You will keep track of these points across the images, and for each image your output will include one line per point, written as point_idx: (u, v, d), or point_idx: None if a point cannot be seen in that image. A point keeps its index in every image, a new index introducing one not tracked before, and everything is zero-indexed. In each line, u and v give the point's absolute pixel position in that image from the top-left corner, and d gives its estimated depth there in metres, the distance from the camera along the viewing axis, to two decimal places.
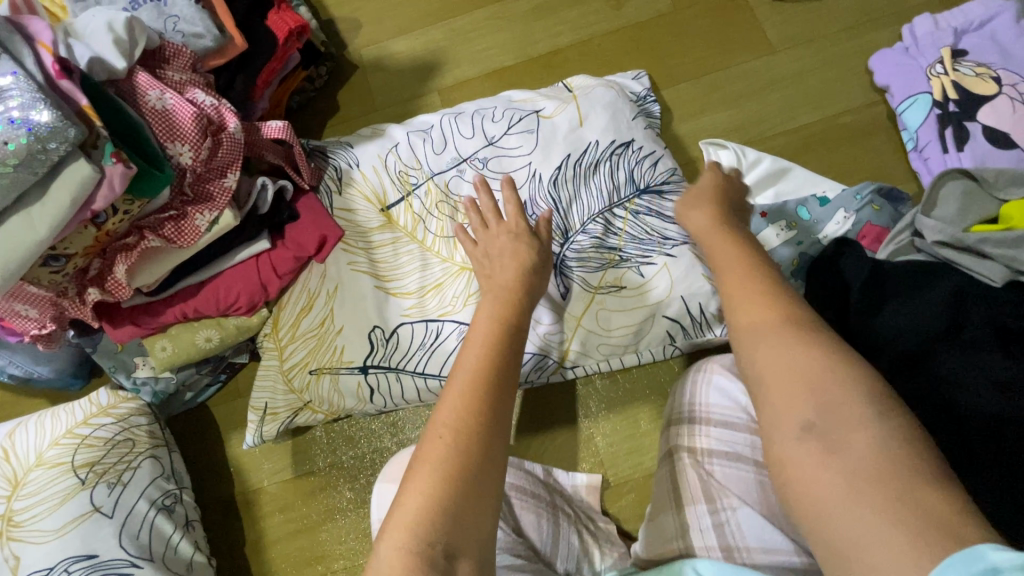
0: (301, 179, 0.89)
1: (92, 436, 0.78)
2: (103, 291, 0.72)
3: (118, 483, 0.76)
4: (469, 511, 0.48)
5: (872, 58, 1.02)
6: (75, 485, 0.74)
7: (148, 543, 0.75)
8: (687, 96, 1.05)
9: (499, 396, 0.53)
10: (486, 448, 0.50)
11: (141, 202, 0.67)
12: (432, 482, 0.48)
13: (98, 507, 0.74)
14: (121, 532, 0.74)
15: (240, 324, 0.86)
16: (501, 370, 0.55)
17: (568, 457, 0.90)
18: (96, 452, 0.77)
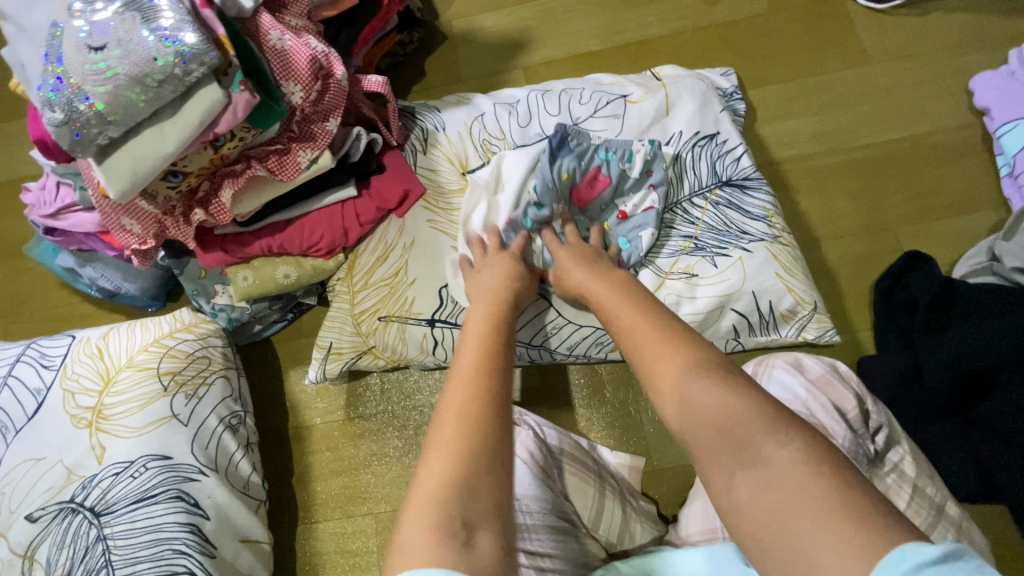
0: (389, 135, 0.92)
1: (176, 348, 0.83)
2: (207, 213, 0.77)
3: (194, 395, 0.81)
4: (483, 487, 0.45)
5: (973, 79, 0.99)
6: (158, 390, 0.80)
7: (214, 455, 0.79)
8: (773, 98, 1.05)
9: (497, 373, 0.56)
10: (495, 419, 0.50)
11: (256, 132, 0.72)
12: (448, 456, 0.46)
13: (176, 414, 0.79)
14: (192, 440, 0.78)
15: (317, 265, 0.90)
16: (496, 355, 0.58)
17: (612, 436, 0.92)
18: (178, 362, 0.82)
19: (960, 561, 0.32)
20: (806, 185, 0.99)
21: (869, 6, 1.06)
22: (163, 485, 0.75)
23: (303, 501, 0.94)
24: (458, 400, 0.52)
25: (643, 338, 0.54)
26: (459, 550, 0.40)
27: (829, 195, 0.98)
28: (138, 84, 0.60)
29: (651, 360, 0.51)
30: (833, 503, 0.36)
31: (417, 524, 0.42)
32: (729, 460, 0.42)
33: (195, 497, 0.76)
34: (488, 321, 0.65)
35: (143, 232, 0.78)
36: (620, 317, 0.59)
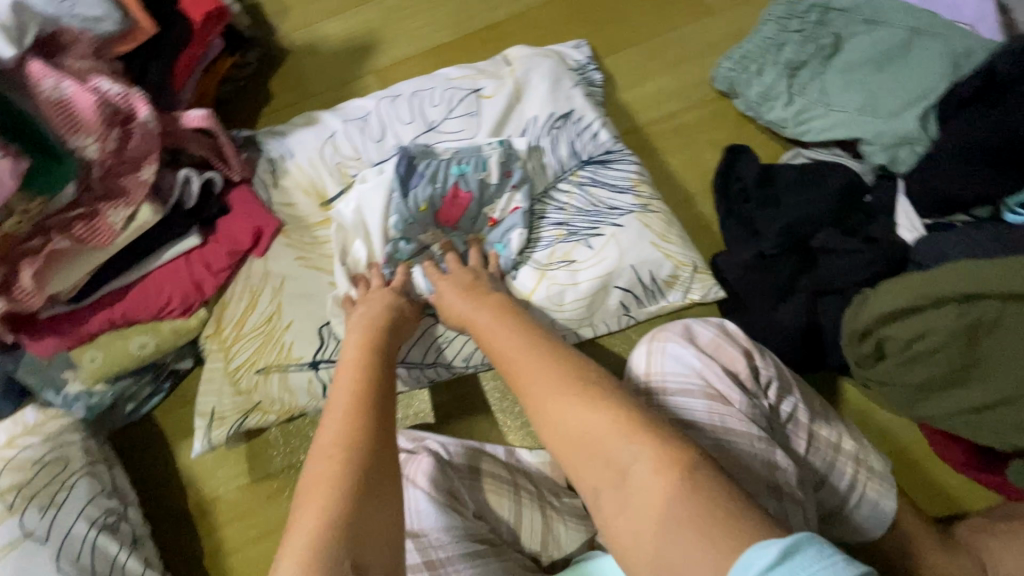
0: (230, 171, 0.84)
1: (17, 457, 0.74)
2: (9, 299, 0.65)
3: (51, 505, 0.72)
4: (366, 518, 0.47)
5: None
6: (0, 511, 0.70)
7: (90, 564, 0.71)
8: (629, 63, 1.04)
9: (381, 405, 0.57)
10: (378, 452, 0.52)
11: (42, 199, 0.63)
12: (326, 496, 0.47)
13: (29, 533, 0.70)
14: (58, 555, 0.70)
15: (177, 327, 0.80)
16: (376, 386, 0.60)
17: (533, 434, 0.89)
18: (22, 474, 0.73)
19: (799, 555, 0.36)
20: (674, 144, 0.99)
21: None
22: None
23: None
24: (341, 439, 0.52)
25: (524, 361, 0.59)
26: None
27: (698, 150, 0.99)
28: None
29: (531, 385, 0.56)
30: (686, 488, 0.43)
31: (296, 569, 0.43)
32: (594, 470, 0.50)
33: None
34: (369, 352, 0.66)
35: None
36: (500, 340, 0.64)
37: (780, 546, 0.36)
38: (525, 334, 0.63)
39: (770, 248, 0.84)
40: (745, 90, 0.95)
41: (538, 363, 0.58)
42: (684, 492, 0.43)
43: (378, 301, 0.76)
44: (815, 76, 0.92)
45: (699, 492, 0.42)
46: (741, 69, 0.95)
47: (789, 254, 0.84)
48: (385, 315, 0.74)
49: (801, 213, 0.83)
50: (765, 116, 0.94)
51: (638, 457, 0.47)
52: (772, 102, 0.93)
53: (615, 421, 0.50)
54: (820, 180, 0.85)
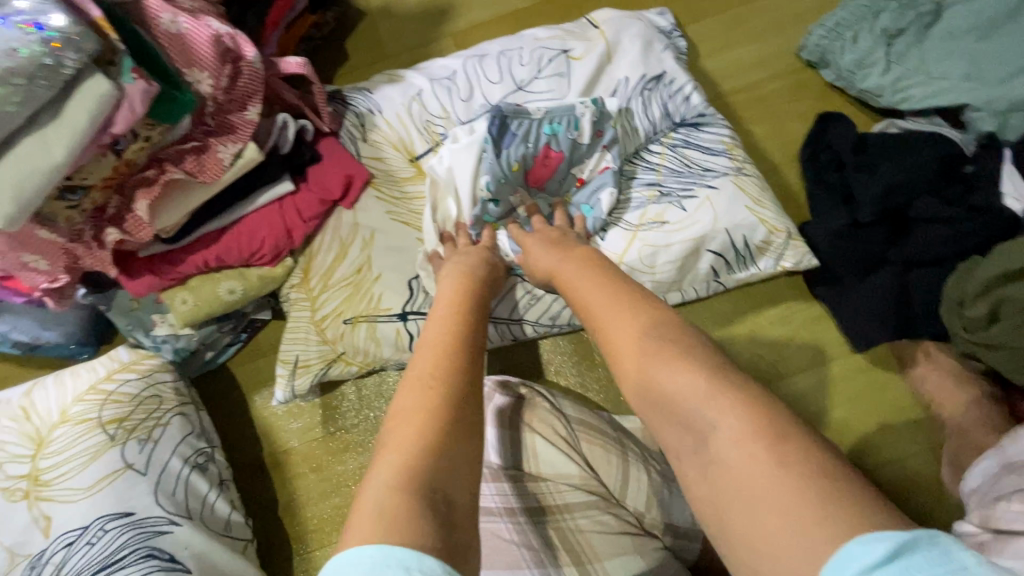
0: (321, 122, 0.83)
1: (118, 391, 0.74)
2: (123, 231, 0.67)
3: (148, 440, 0.72)
4: (452, 448, 0.45)
5: None
6: (104, 442, 0.70)
7: (184, 501, 0.70)
8: (711, 32, 1.02)
9: (465, 349, 0.54)
10: (465, 391, 0.49)
11: (162, 128, 0.63)
12: (418, 424, 0.46)
13: (131, 464, 0.70)
14: (156, 489, 0.69)
15: (263, 274, 0.81)
16: (461, 332, 0.57)
17: (611, 400, 0.88)
18: (123, 408, 0.73)
19: (916, 553, 0.31)
20: (758, 114, 0.97)
21: None
22: (129, 547, 0.65)
23: (295, 531, 0.86)
24: (424, 375, 0.50)
25: (612, 316, 0.53)
26: (431, 507, 0.40)
27: (781, 121, 0.97)
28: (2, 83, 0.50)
29: (620, 340, 0.51)
30: (773, 461, 0.38)
31: (384, 483, 0.42)
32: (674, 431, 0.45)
33: (170, 551, 0.66)
34: (453, 304, 0.63)
35: (53, 268, 0.68)
36: (583, 295, 0.59)
37: (890, 546, 0.32)
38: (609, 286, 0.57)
39: (867, 216, 0.82)
40: (837, 58, 0.95)
41: (624, 320, 0.52)
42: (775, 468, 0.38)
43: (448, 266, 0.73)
44: (913, 44, 0.91)
45: (794, 467, 0.37)
46: (835, 37, 0.94)
47: (884, 223, 0.83)
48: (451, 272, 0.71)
49: (908, 177, 0.80)
50: (859, 85, 0.93)
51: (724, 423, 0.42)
52: (867, 70, 0.92)
53: (701, 378, 0.45)
54: (921, 149, 0.84)
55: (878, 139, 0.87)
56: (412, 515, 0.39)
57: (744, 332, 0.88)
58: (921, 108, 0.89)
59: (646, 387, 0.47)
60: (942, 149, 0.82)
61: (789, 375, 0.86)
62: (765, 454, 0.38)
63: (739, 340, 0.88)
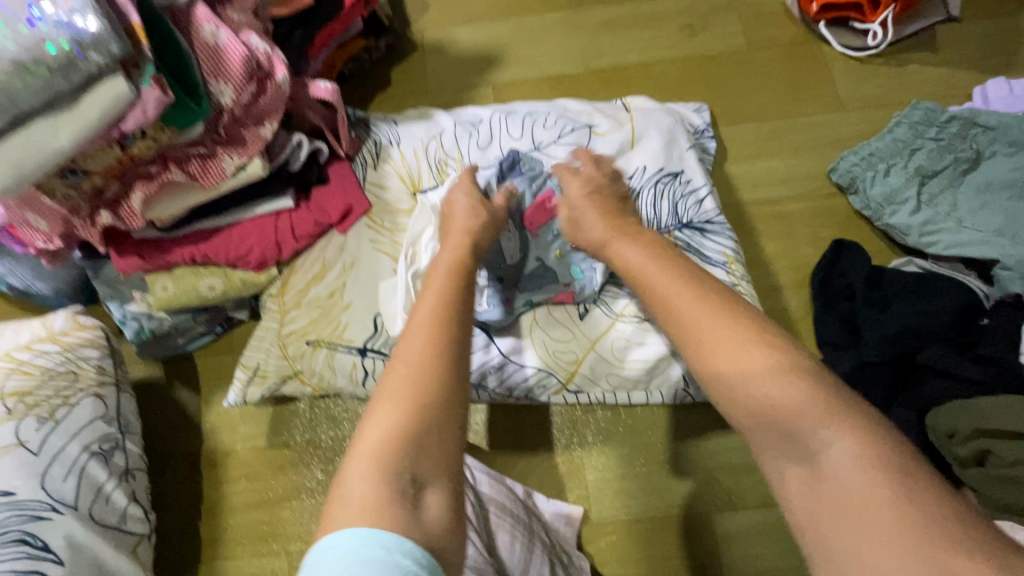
0: (338, 145, 0.86)
1: (32, 363, 0.77)
2: (115, 217, 0.71)
3: (49, 419, 0.74)
4: (429, 450, 0.44)
5: (976, 88, 0.97)
6: (2, 413, 0.73)
7: (76, 490, 0.72)
8: (745, 138, 1.01)
9: (459, 337, 0.52)
10: (457, 387, 0.48)
11: (173, 132, 0.67)
12: (404, 396, 0.46)
13: (24, 442, 0.72)
14: (45, 473, 0.71)
15: (246, 278, 0.82)
16: (453, 314, 0.54)
17: (554, 483, 0.86)
18: (29, 381, 0.76)
19: None
20: (773, 230, 0.95)
21: (847, 52, 1.04)
22: (1, 528, 0.67)
23: (212, 534, 0.85)
24: (417, 364, 0.48)
25: (718, 331, 0.51)
26: (409, 513, 0.40)
27: (796, 242, 0.94)
28: (22, 71, 0.53)
29: (727, 363, 0.49)
30: (905, 509, 0.38)
31: (365, 485, 0.42)
32: (783, 451, 0.46)
33: (45, 540, 0.67)
34: (448, 279, 0.60)
35: (50, 232, 0.69)
36: (674, 303, 0.55)
37: None
38: (699, 312, 0.53)
39: (871, 355, 0.78)
40: (867, 187, 0.91)
41: (736, 341, 0.50)
42: (859, 482, 0.41)
43: (455, 205, 0.73)
44: (947, 188, 0.87)
45: (904, 507, 0.39)
46: (866, 166, 0.92)
47: (888, 367, 0.79)
48: (457, 236, 0.68)
49: (915, 324, 0.78)
50: (886, 218, 0.89)
51: (910, 482, 0.40)
52: (896, 205, 0.89)
53: (811, 415, 0.44)
54: (932, 294, 0.80)
55: (894, 274, 0.83)
56: (392, 522, 0.39)
57: (703, 448, 0.86)
58: (946, 256, 0.85)
59: (771, 424, 0.46)
60: (950, 300, 0.79)
61: (740, 506, 0.83)
62: (899, 499, 0.39)
63: (697, 456, 0.85)
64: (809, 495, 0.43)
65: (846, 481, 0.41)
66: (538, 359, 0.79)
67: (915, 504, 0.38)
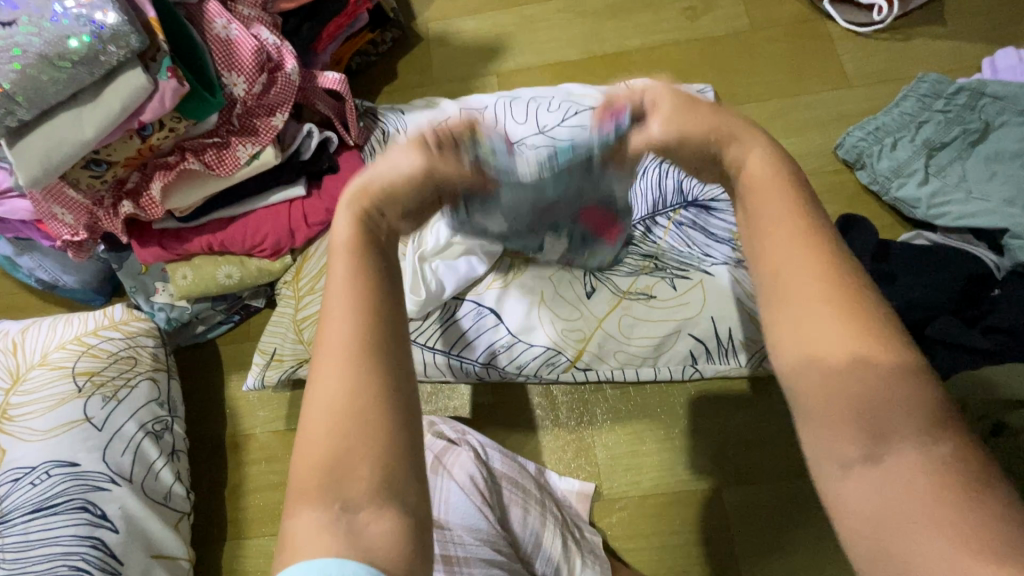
0: (347, 135, 0.88)
1: (98, 347, 0.81)
2: (137, 206, 0.74)
3: (113, 398, 0.78)
4: (365, 459, 0.37)
5: (985, 60, 0.96)
6: (72, 391, 0.77)
7: (130, 465, 0.75)
8: (749, 118, 1.01)
9: (382, 317, 0.41)
10: (388, 375, 0.39)
11: (188, 122, 0.69)
12: (327, 422, 0.38)
13: (89, 418, 0.76)
14: (106, 448, 0.75)
15: (262, 266, 0.85)
16: (375, 282, 0.42)
17: (565, 461, 0.87)
18: (97, 362, 0.80)
19: None
20: None
21: (851, 28, 1.03)
22: (66, 495, 0.71)
23: (235, 513, 0.88)
24: (336, 362, 0.39)
25: (795, 312, 0.38)
26: (347, 539, 0.35)
27: None
28: (48, 65, 0.56)
29: (810, 342, 0.37)
30: (949, 520, 0.31)
31: (304, 514, 0.37)
32: (852, 441, 0.34)
33: (103, 508, 0.72)
34: (365, 230, 0.45)
35: (75, 224, 0.73)
36: (771, 266, 0.40)
37: None
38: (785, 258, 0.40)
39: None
40: (873, 162, 0.91)
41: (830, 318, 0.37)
42: (926, 488, 0.32)
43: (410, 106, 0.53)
44: (955, 159, 0.87)
45: (949, 505, 0.31)
46: (873, 141, 0.91)
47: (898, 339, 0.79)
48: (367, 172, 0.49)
49: (923, 296, 0.77)
50: (893, 192, 0.89)
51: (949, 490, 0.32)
52: (903, 178, 0.88)
53: (906, 422, 0.34)
54: (941, 267, 0.79)
55: (901, 249, 0.82)
56: (333, 550, 0.35)
57: (713, 425, 0.86)
58: (956, 227, 0.84)
59: (857, 407, 0.35)
60: (958, 271, 0.78)
61: (751, 481, 0.84)
62: (934, 511, 0.32)
63: (707, 433, 0.86)
64: (870, 494, 0.34)
65: (905, 485, 0.33)
66: (547, 339, 0.81)
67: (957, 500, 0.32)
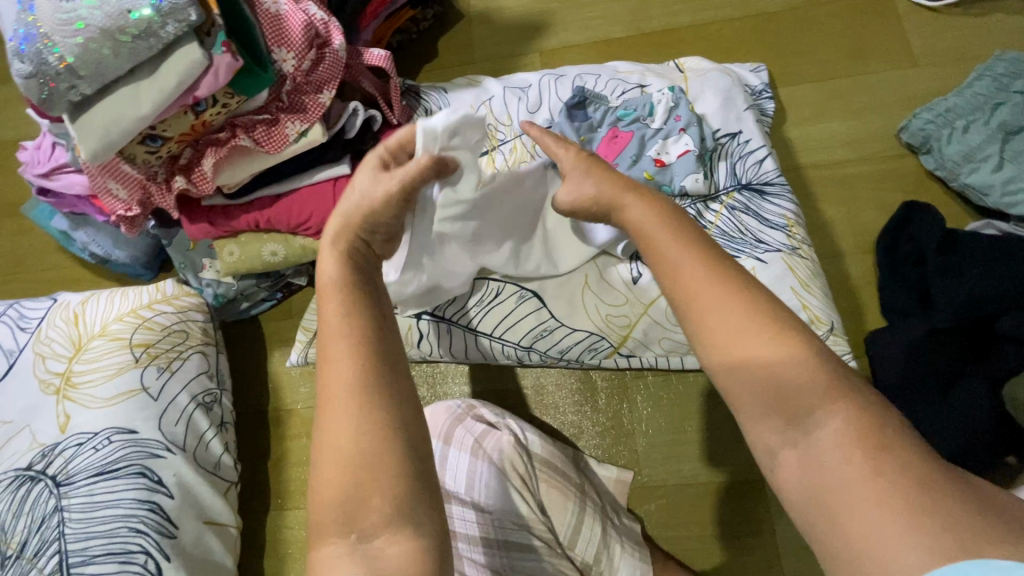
0: (391, 113, 0.87)
1: (153, 320, 0.83)
2: (188, 181, 0.75)
3: (167, 369, 0.80)
4: (377, 491, 0.39)
5: None
6: (129, 361, 0.79)
7: (183, 434, 0.78)
8: (806, 99, 0.96)
9: (379, 357, 0.44)
10: (392, 422, 0.41)
11: (240, 98, 0.69)
12: (344, 473, 0.40)
13: (146, 388, 0.78)
14: (161, 417, 0.77)
15: (306, 244, 0.85)
16: (369, 331, 0.45)
17: (604, 446, 0.87)
18: (152, 335, 0.82)
19: None
20: (833, 193, 0.91)
21: (920, 3, 0.97)
22: (125, 461, 0.74)
23: (278, 485, 0.90)
24: (346, 412, 0.41)
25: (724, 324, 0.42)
26: (368, 562, 0.39)
27: (861, 206, 0.90)
28: (109, 38, 0.57)
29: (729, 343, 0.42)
30: None
31: (327, 544, 0.40)
32: (806, 440, 0.40)
33: (159, 474, 0.74)
34: (344, 274, 0.49)
35: (129, 199, 0.75)
36: (741, 302, 0.43)
37: None
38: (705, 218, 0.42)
39: (943, 322, 0.74)
40: (942, 146, 0.86)
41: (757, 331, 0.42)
42: None
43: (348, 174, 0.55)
44: None
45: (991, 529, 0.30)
46: (943, 123, 0.86)
47: (962, 334, 0.74)
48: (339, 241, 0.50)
49: (993, 289, 0.72)
50: (962, 178, 0.84)
51: None
52: (975, 163, 0.83)
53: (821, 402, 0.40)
54: (1012, 258, 0.74)
55: (970, 237, 0.77)
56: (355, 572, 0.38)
57: None
58: None
59: (770, 401, 0.41)
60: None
61: None
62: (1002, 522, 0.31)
63: None
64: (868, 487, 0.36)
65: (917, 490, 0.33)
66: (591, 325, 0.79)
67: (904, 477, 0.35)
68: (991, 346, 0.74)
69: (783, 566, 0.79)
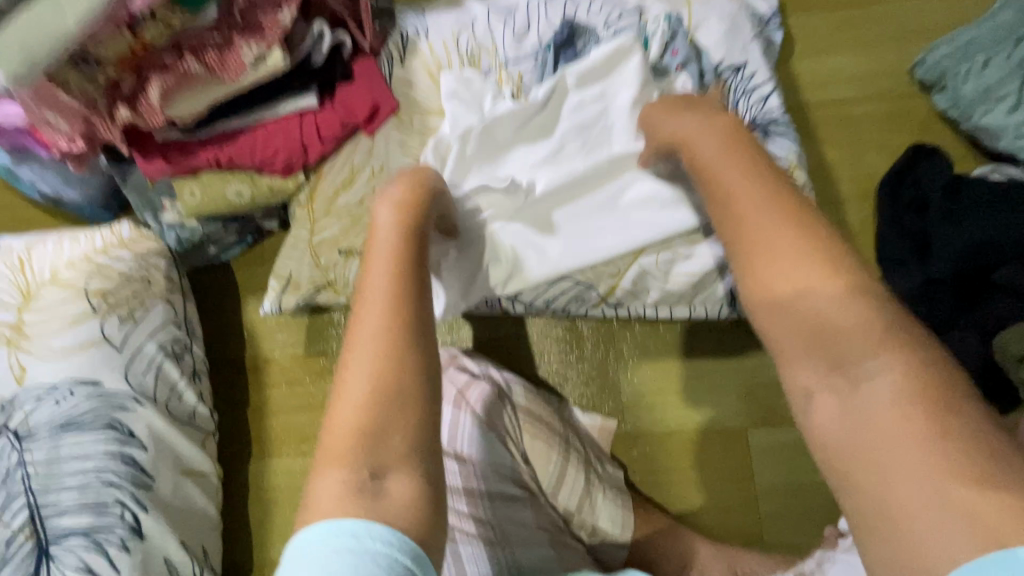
0: (362, 38, 0.78)
1: (110, 266, 0.78)
2: (135, 113, 0.67)
3: (129, 319, 0.76)
4: (395, 429, 0.42)
5: None
6: (87, 310, 0.75)
7: (153, 386, 0.75)
8: (815, 29, 0.89)
9: (418, 306, 0.48)
10: (417, 363, 0.44)
11: (184, 14, 0.63)
12: (364, 404, 0.42)
13: (108, 338, 0.74)
14: (127, 367, 0.74)
15: (274, 185, 0.79)
16: (412, 281, 0.49)
17: (588, 394, 0.86)
18: (109, 282, 0.77)
19: None
20: (836, 135, 0.86)
21: None
22: (91, 414, 0.71)
23: (259, 433, 0.89)
24: (373, 351, 0.44)
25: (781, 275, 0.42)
26: (368, 498, 0.39)
27: (865, 150, 0.85)
28: None
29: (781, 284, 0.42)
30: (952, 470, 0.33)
31: (330, 476, 0.40)
32: (817, 376, 0.39)
33: (130, 426, 0.72)
34: (402, 227, 0.55)
35: (71, 132, 0.66)
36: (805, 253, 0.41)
37: None
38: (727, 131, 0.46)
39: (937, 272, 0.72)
40: (957, 84, 0.80)
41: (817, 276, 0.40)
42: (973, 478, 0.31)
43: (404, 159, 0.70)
44: None
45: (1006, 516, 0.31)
46: (960, 58, 0.80)
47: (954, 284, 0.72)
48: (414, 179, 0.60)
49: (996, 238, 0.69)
50: (975, 119, 0.79)
51: None
52: (988, 104, 0.78)
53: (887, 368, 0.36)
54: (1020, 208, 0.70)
55: (975, 184, 0.73)
56: (354, 508, 0.38)
57: (744, 364, 0.83)
58: None
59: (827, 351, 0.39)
60: None
61: (774, 425, 0.82)
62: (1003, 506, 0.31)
63: (737, 371, 0.83)
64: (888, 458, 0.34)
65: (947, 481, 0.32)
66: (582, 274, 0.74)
67: (957, 458, 0.33)
68: (984, 295, 0.73)
69: (761, 510, 0.81)
